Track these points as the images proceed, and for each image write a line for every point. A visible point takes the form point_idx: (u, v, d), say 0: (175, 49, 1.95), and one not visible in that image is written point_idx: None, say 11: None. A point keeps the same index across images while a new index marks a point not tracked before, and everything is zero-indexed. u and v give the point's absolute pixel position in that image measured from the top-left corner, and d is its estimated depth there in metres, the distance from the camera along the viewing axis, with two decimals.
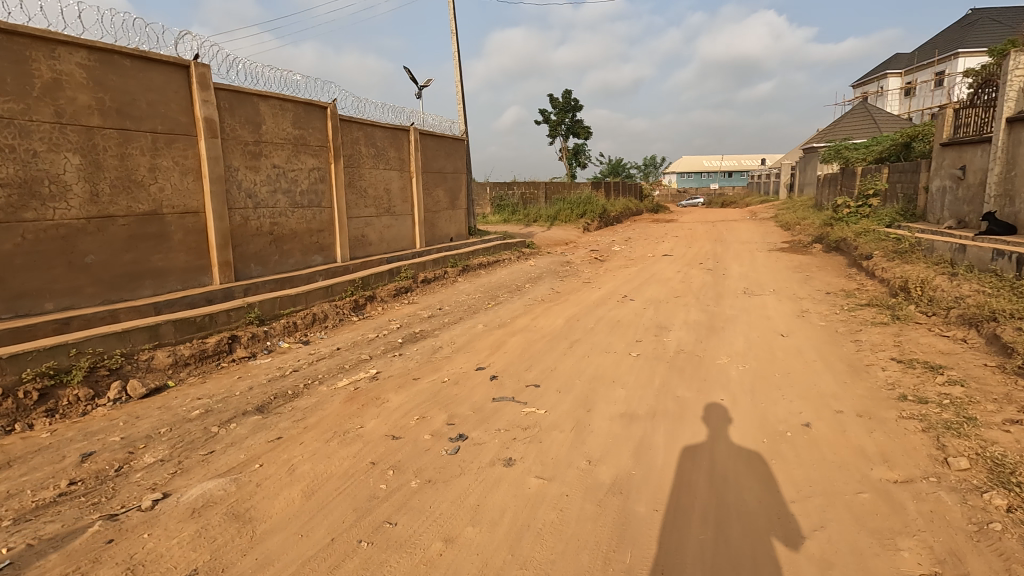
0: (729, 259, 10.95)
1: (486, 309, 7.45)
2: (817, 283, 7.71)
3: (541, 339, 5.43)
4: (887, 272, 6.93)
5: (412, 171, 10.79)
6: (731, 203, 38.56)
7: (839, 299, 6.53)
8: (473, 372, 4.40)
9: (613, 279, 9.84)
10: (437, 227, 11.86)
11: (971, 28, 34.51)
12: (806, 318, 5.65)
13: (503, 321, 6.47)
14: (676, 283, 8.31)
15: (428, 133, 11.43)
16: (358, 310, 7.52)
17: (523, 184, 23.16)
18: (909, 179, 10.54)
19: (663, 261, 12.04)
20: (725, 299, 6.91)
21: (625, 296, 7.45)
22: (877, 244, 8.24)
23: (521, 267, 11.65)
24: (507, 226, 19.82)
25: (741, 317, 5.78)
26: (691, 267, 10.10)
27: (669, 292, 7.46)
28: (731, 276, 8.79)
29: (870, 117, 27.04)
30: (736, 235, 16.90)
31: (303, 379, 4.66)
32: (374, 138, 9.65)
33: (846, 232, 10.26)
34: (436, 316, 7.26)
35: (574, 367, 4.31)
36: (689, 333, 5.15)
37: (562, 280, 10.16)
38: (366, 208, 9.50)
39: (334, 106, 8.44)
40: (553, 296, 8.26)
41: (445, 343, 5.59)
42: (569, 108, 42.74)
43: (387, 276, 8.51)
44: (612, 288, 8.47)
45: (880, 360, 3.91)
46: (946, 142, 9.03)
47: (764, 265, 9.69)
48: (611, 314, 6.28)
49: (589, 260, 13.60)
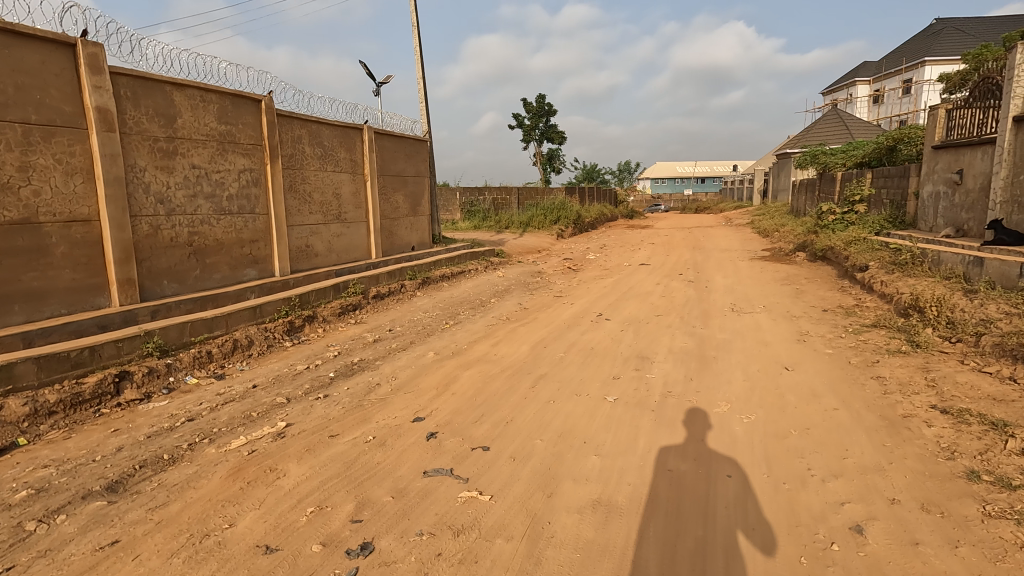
0: (710, 270, 10.22)
1: (442, 331, 6.51)
2: (810, 298, 6.99)
3: (499, 373, 4.51)
4: (889, 287, 6.23)
5: (366, 174, 9.79)
6: (705, 209, 38.37)
7: (839, 318, 5.78)
8: (408, 427, 3.45)
9: (587, 293, 8.99)
10: (396, 235, 10.87)
11: (937, 37, 34.98)
12: (808, 343, 4.85)
13: (458, 348, 5.54)
14: (657, 298, 7.49)
15: (385, 133, 10.45)
16: (293, 334, 6.49)
17: (494, 190, 22.25)
18: (897, 184, 9.95)
19: (641, 271, 11.26)
20: (712, 318, 6.11)
21: (600, 314, 6.59)
22: (872, 255, 7.56)
23: (487, 279, 10.72)
24: (477, 233, 18.88)
25: (733, 343, 4.97)
26: (670, 279, 9.32)
27: (650, 310, 6.64)
28: (716, 290, 8.03)
29: (843, 123, 26.94)
30: (714, 243, 16.30)
31: (193, 434, 3.65)
32: (320, 137, 8.63)
33: (833, 240, 9.61)
34: (383, 340, 6.28)
35: (535, 418, 3.40)
36: (676, 366, 4.29)
37: (531, 294, 9.28)
38: (311, 215, 8.47)
39: (269, 99, 7.41)
40: (520, 314, 7.36)
41: (385, 379, 4.63)
42: (543, 113, 42.08)
43: (332, 291, 7.49)
44: (586, 304, 7.61)
45: (919, 408, 3.11)
46: (940, 145, 8.43)
47: (748, 277, 8.96)
48: (584, 339, 5.40)
49: (562, 270, 12.75)
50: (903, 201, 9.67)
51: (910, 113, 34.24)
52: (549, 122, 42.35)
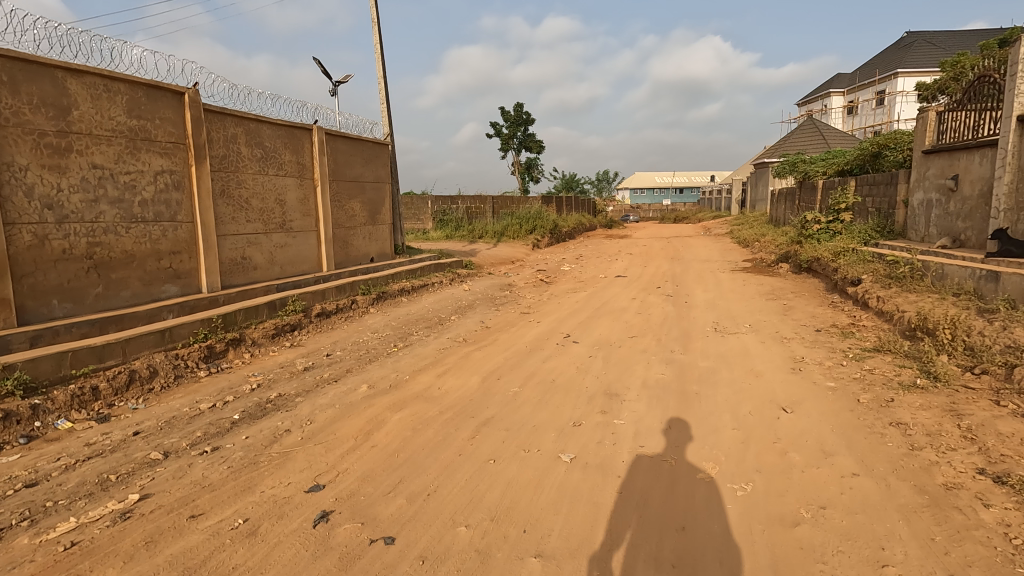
0: (690, 282, 9.55)
1: (386, 357, 5.67)
2: (800, 316, 6.31)
3: (436, 416, 3.69)
4: (888, 304, 5.57)
5: (316, 179, 8.93)
6: (684, 218, 38.17)
7: (835, 340, 5.09)
8: (298, 502, 2.61)
9: (557, 308, 8.23)
10: (351, 246, 9.99)
11: (908, 50, 35.41)
12: (805, 373, 4.14)
13: (398, 379, 4.70)
14: (632, 315, 6.76)
15: (339, 135, 9.60)
16: (213, 361, 5.58)
17: (467, 198, 21.43)
18: (885, 192, 9.41)
19: (617, 284, 10.55)
20: (694, 340, 5.38)
21: (568, 336, 5.82)
22: (865, 267, 6.93)
23: (451, 293, 9.88)
24: (448, 244, 18.03)
25: (718, 373, 4.22)
26: (648, 293, 8.61)
27: (623, 330, 5.88)
28: (696, 306, 7.33)
29: (820, 133, 26.85)
30: (693, 253, 15.72)
31: (15, 512, 2.74)
32: (260, 137, 7.75)
33: (819, 250, 9.02)
34: (316, 368, 5.41)
35: (466, 490, 2.58)
36: (650, 408, 3.52)
37: (497, 310, 8.49)
38: (248, 224, 7.58)
39: (194, 92, 6.53)
40: (479, 335, 6.55)
41: (298, 424, 3.77)
42: (521, 121, 41.52)
43: (266, 310, 6.58)
44: (554, 322, 6.83)
45: (964, 475, 2.38)
46: (931, 149, 7.90)
47: (730, 291, 8.30)
48: (546, 368, 4.60)
49: (533, 282, 11.99)
50: (891, 209, 9.12)
51: (884, 124, 34.51)
52: (527, 130, 41.79)
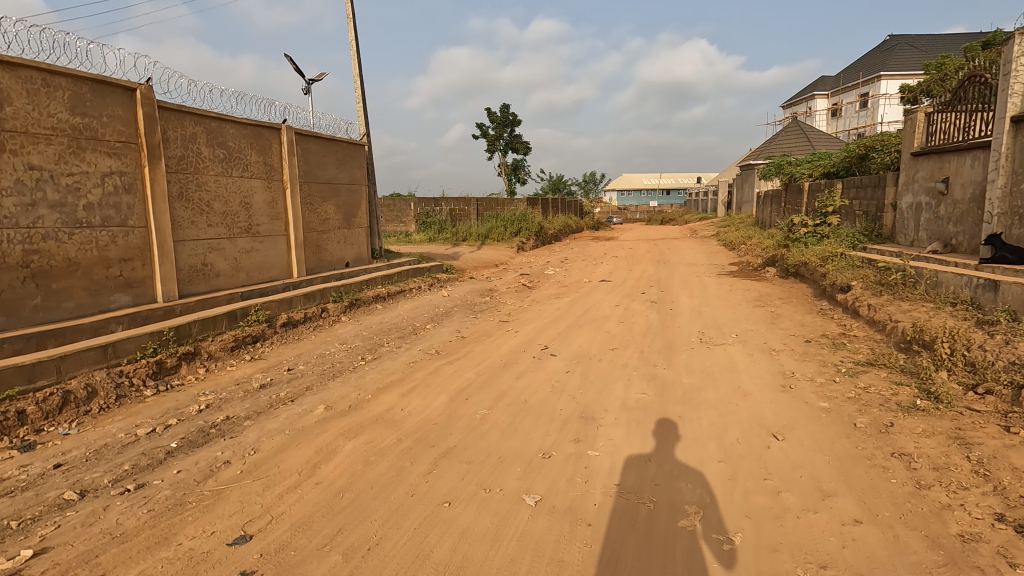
0: (675, 288, 9.27)
1: (351, 371, 5.30)
2: (788, 325, 6.04)
3: (392, 444, 3.32)
4: (880, 314, 5.31)
5: (285, 181, 8.51)
6: (671, 220, 38.12)
7: (826, 353, 4.81)
8: (217, 558, 2.25)
9: (538, 316, 7.90)
10: (325, 251, 9.58)
11: (891, 52, 35.65)
12: (796, 391, 3.84)
13: (359, 399, 4.33)
14: (615, 325, 6.44)
15: (311, 134, 9.19)
16: (163, 378, 5.17)
17: (451, 200, 21.05)
18: (872, 195, 9.22)
19: (601, 289, 10.25)
20: (678, 353, 5.07)
21: (545, 348, 5.48)
22: (855, 273, 6.69)
23: (429, 299, 9.52)
24: (431, 247, 17.64)
25: (704, 392, 3.91)
26: (631, 300, 8.31)
27: (604, 342, 5.56)
28: (681, 314, 7.03)
29: (805, 135, 26.84)
30: (679, 256, 15.49)
31: None
32: (223, 136, 7.33)
33: (806, 255, 8.79)
34: (274, 385, 5.01)
35: (413, 543, 2.24)
36: (629, 435, 3.19)
37: (475, 317, 8.14)
38: (210, 228, 7.16)
39: (147, 88, 6.11)
40: (453, 346, 6.20)
41: (239, 454, 3.39)
42: (507, 123, 41.19)
43: (226, 321, 6.17)
44: (533, 332, 6.50)
45: (980, 522, 2.08)
46: (920, 152, 7.69)
47: (716, 297, 8.02)
48: (519, 386, 4.26)
49: (515, 287, 11.65)
50: (879, 212, 8.93)
51: (868, 126, 34.74)
52: (513, 132, 41.48)
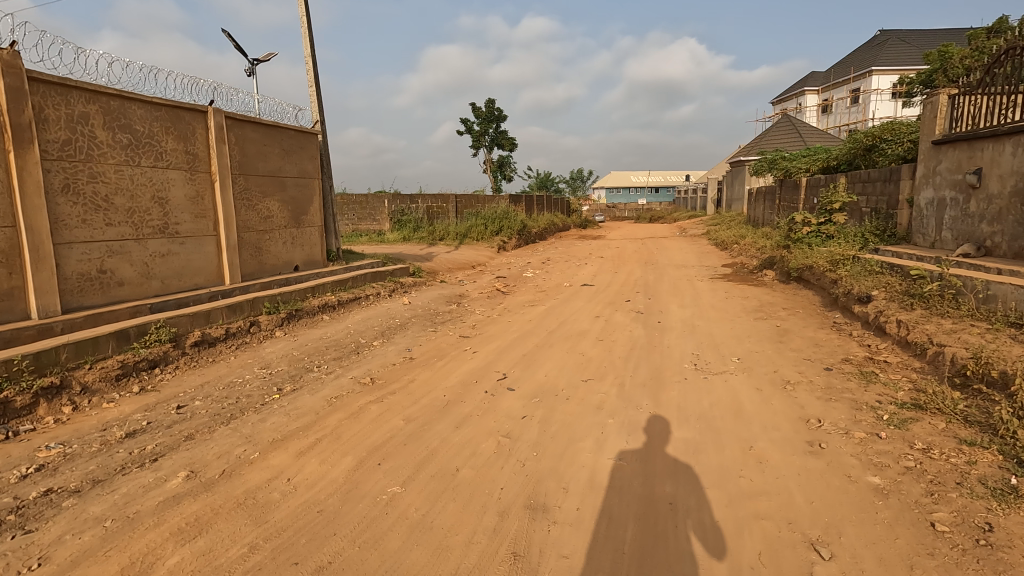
0: (664, 295, 8.20)
1: (256, 411, 4.18)
2: (800, 345, 5.00)
3: (242, 555, 2.22)
4: (917, 335, 4.29)
5: (214, 172, 7.33)
6: (660, 218, 37.24)
7: (856, 388, 3.77)
8: None
9: (506, 329, 6.81)
10: (266, 253, 8.41)
11: (882, 47, 34.99)
12: (830, 454, 2.78)
13: (238, 461, 3.21)
14: (593, 345, 5.35)
15: (249, 120, 8.00)
16: (7, 421, 4.00)
17: (427, 197, 19.86)
18: (884, 190, 8.23)
19: (582, 295, 9.17)
20: (668, 388, 3.99)
21: (502, 379, 4.38)
22: (876, 282, 5.67)
23: (386, 308, 8.38)
24: (404, 247, 16.46)
25: (703, 458, 2.83)
26: (614, 310, 7.23)
27: (576, 370, 4.47)
28: (671, 330, 5.96)
29: (797, 129, 25.99)
30: (668, 257, 14.46)
31: None
32: (128, 118, 6.16)
33: (811, 257, 7.78)
34: (147, 432, 3.86)
35: None
36: (594, 548, 2.12)
37: (433, 330, 7.02)
38: (111, 227, 5.99)
39: (11, 54, 4.93)
40: (395, 371, 5.08)
41: (12, 571, 2.25)
42: (492, 118, 40.05)
43: (112, 343, 4.99)
44: (493, 353, 5.39)
45: None
46: (945, 140, 6.69)
47: (712, 308, 6.96)
48: (454, 442, 3.15)
49: (488, 292, 10.56)
50: (891, 210, 7.95)
51: (859, 122, 34.05)
52: (499, 127, 40.24)
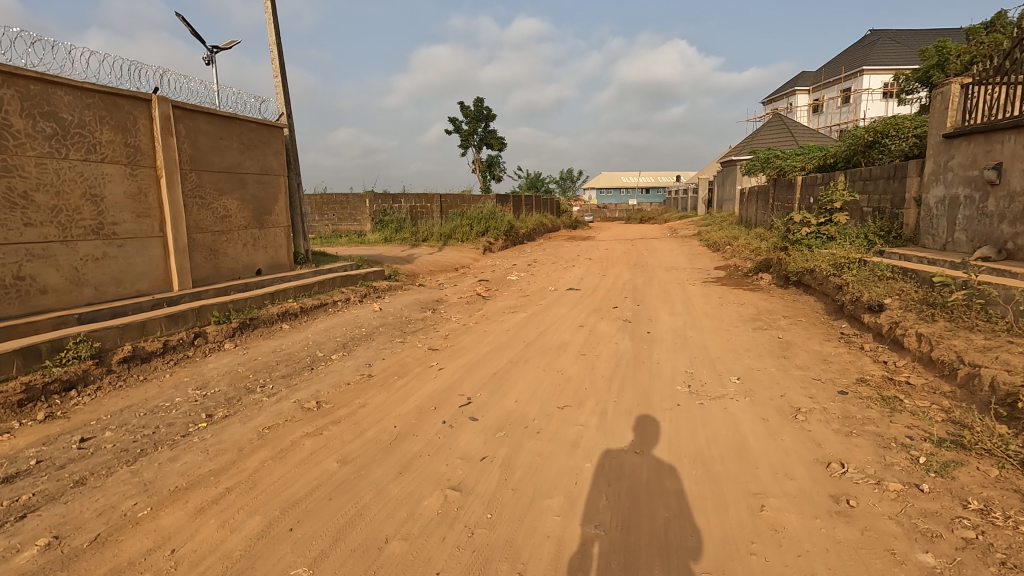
0: (654, 301, 7.60)
1: (172, 445, 3.52)
2: (807, 362, 4.42)
3: None
4: (943, 353, 3.72)
5: (159, 167, 6.63)
6: (650, 219, 36.78)
7: (879, 419, 3.20)
8: None
9: (481, 339, 6.17)
10: (223, 256, 7.72)
11: (873, 47, 34.76)
12: (865, 519, 2.19)
13: (121, 522, 2.55)
14: (574, 360, 4.74)
15: (202, 111, 7.32)
16: None
17: (411, 197, 19.17)
18: (888, 188, 7.71)
19: (566, 301, 8.56)
20: (658, 419, 3.37)
21: (465, 405, 3.75)
22: (888, 289, 5.10)
23: (354, 316, 7.72)
24: (384, 249, 15.77)
25: (704, 528, 2.21)
26: (600, 318, 6.62)
27: (552, 394, 3.85)
28: (661, 342, 5.36)
29: (789, 129, 25.59)
30: (658, 259, 13.91)
31: None
32: (53, 105, 5.47)
33: (812, 260, 7.23)
34: (32, 474, 3.19)
35: None
36: None
37: (401, 341, 6.38)
38: (30, 228, 5.30)
39: None
40: (346, 394, 4.42)
41: None
42: (481, 117, 39.41)
43: (17, 361, 4.30)
44: (461, 370, 4.76)
45: None
46: (958, 133, 6.15)
47: (707, 316, 6.36)
48: (392, 496, 2.52)
49: (468, 296, 9.93)
50: (897, 209, 7.41)
51: (850, 122, 33.78)
52: (487, 126, 39.60)
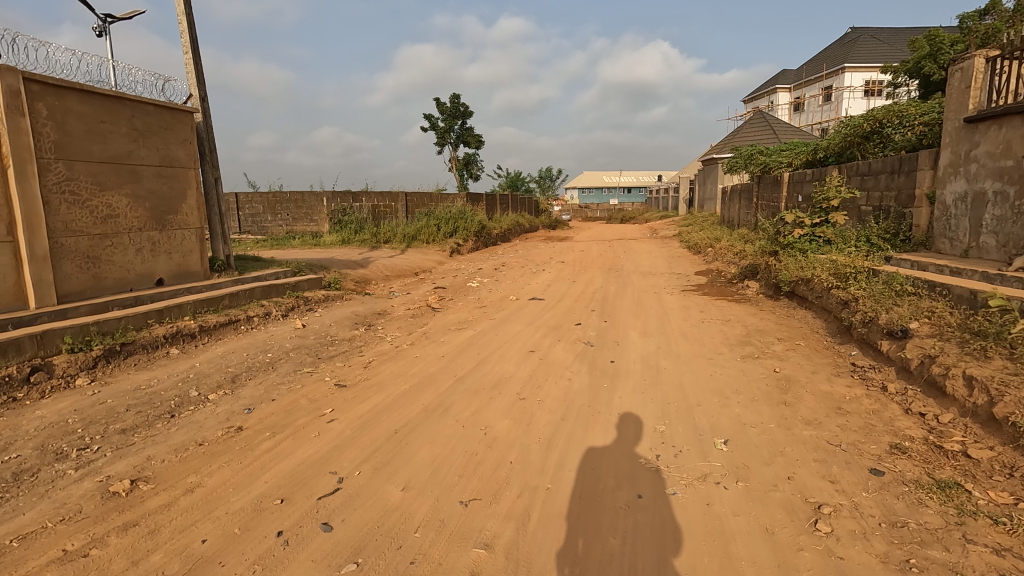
0: (625, 316, 6.45)
1: None
2: (816, 413, 3.29)
3: None
4: (1013, 412, 2.61)
5: (5, 155, 5.29)
6: (630, 219, 35.92)
7: (946, 532, 2.06)
8: None
9: (407, 369, 4.95)
10: (107, 264, 6.38)
11: (854, 44, 34.27)
12: None
13: None
14: (507, 409, 3.54)
15: (75, 87, 5.98)
16: None
17: (374, 195, 17.80)
18: (892, 184, 6.70)
19: (525, 314, 7.37)
20: (606, 532, 2.20)
21: (326, 498, 2.54)
22: (914, 309, 4.01)
23: (266, 337, 6.44)
24: (339, 252, 14.42)
25: None
26: (557, 341, 5.44)
27: (458, 478, 2.65)
28: (627, 378, 4.20)
29: (770, 126, 24.79)
30: (635, 262, 12.82)
31: None
32: None
33: (808, 267, 6.17)
34: None
35: None
36: None
37: (309, 372, 5.14)
38: None
39: None
40: (183, 466, 3.15)
41: None
42: (457, 114, 38.16)
43: None
44: (356, 423, 3.54)
45: None
46: (983, 116, 5.10)
47: (686, 337, 5.21)
48: None
49: (418, 307, 8.70)
50: (905, 208, 6.37)
51: (831, 120, 33.19)
52: (464, 124, 38.33)
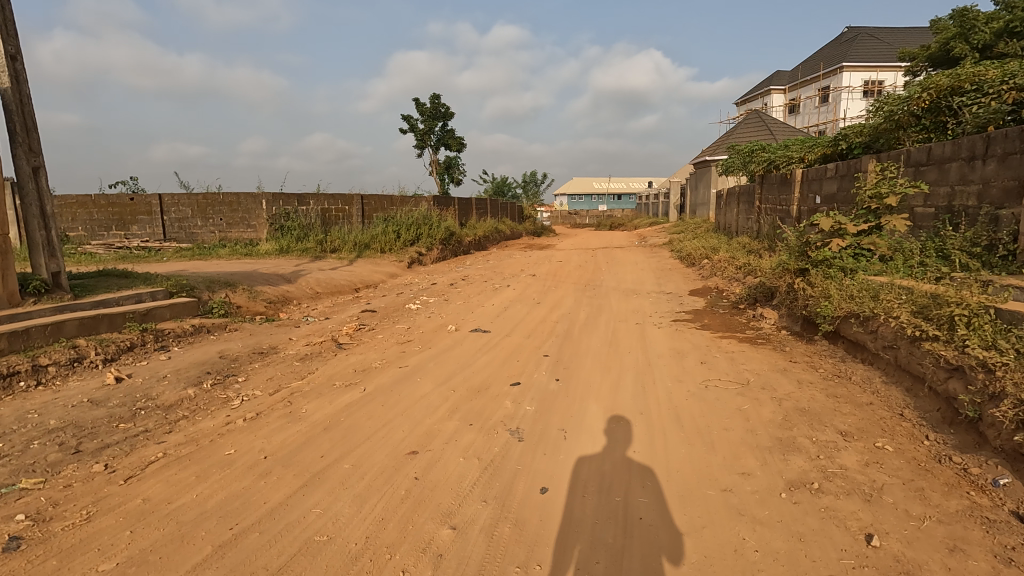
0: (589, 369, 4.29)
1: None
2: None
3: None
4: None
5: None
6: (619, 226, 34.01)
7: None
8: None
9: (183, 490, 2.74)
10: None
11: (851, 44, 32.68)
12: None
13: None
14: None
15: None
16: None
17: (323, 197, 15.54)
18: (974, 173, 4.62)
19: (451, 359, 5.18)
20: None
21: None
22: None
23: (39, 404, 4.17)
24: (270, 264, 12.15)
25: None
26: (465, 427, 3.25)
27: None
28: (561, 552, 2.03)
29: (767, 125, 22.94)
30: (617, 277, 10.70)
31: None
32: None
33: (865, 296, 4.04)
34: None
35: None
36: None
37: (22, 491, 2.91)
38: None
39: None
40: None
41: None
42: (438, 116, 36.11)
43: None
44: None
45: None
46: None
47: (681, 426, 3.03)
48: None
49: (321, 342, 6.48)
50: (1003, 209, 4.30)
51: (829, 122, 31.44)
52: (444, 125, 36.29)
